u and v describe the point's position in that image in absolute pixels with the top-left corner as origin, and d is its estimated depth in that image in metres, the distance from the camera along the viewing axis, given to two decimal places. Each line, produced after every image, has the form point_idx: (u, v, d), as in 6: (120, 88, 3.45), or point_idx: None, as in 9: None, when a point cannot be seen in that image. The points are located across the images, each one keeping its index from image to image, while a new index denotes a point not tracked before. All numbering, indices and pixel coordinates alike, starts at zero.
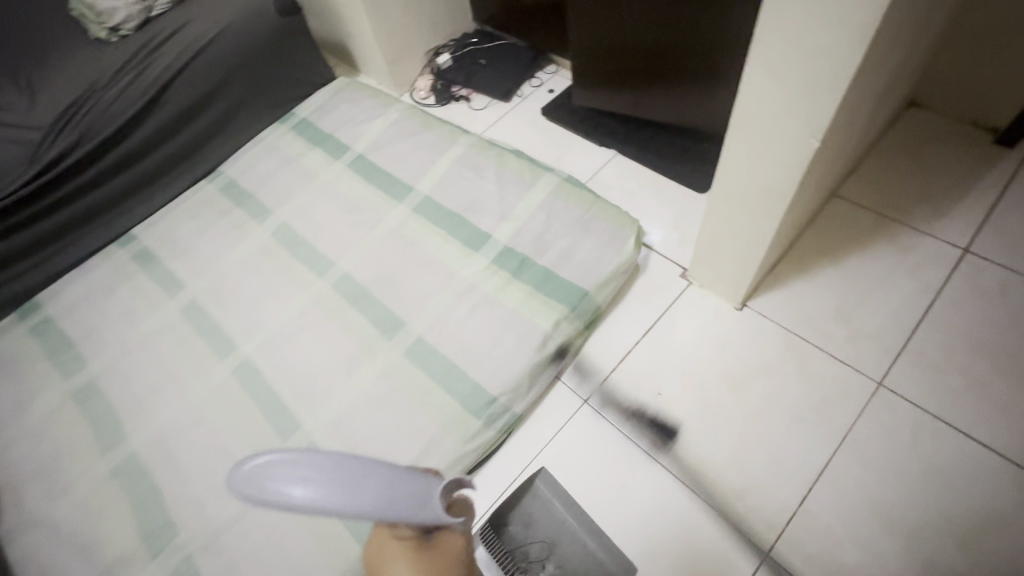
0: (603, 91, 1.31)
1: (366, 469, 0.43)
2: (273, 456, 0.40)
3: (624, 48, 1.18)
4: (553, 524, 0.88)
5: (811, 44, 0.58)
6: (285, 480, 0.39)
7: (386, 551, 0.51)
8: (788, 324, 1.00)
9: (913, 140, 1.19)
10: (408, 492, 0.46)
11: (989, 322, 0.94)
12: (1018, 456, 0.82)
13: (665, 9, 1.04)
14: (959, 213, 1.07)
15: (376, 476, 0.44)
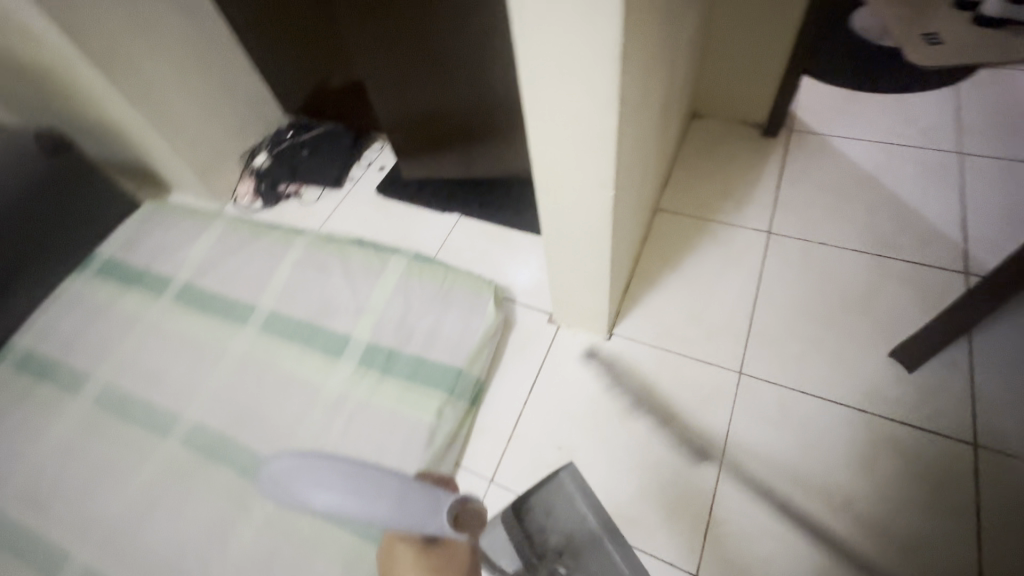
0: (430, 160, 1.33)
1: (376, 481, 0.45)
2: (289, 459, 0.46)
3: (436, 117, 1.21)
4: (573, 515, 0.91)
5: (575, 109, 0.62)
6: (307, 486, 0.45)
7: (395, 552, 0.56)
8: (654, 340, 1.06)
9: (704, 145, 1.36)
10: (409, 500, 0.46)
11: (804, 289, 1.08)
12: (861, 402, 0.93)
13: (462, 74, 1.10)
14: (756, 201, 1.23)
15: (383, 484, 0.45)
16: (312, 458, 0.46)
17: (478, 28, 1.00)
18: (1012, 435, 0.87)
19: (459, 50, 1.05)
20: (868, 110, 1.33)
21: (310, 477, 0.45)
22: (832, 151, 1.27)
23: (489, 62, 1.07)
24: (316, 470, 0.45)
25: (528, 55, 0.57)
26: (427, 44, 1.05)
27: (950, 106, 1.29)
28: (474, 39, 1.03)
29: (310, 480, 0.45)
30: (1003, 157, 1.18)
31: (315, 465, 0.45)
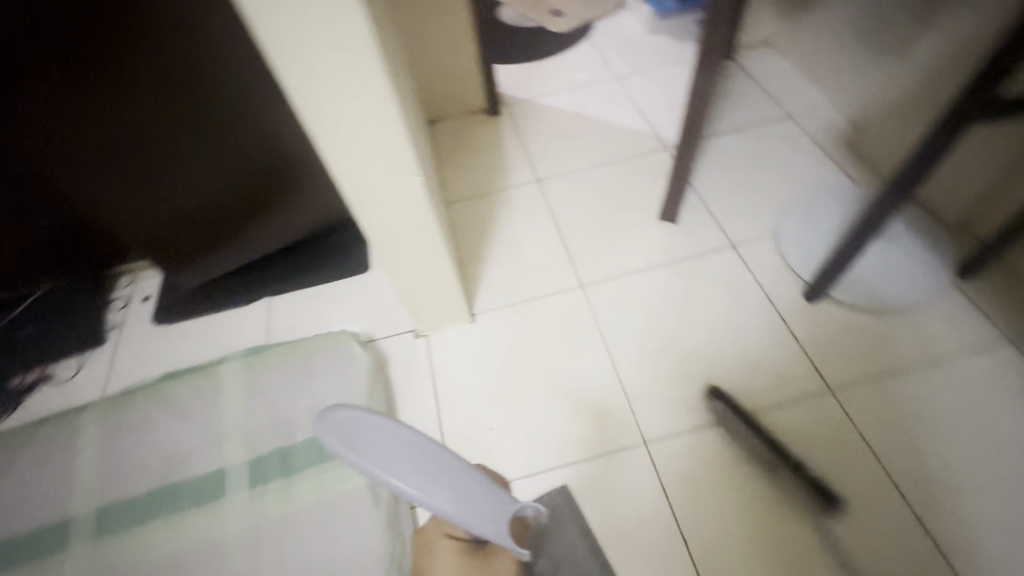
0: (223, 256, 1.19)
1: (436, 464, 0.47)
2: (361, 416, 0.47)
3: (211, 207, 1.09)
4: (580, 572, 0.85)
5: (345, 115, 0.66)
6: (372, 446, 0.46)
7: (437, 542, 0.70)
8: (510, 299, 1.15)
9: (454, 140, 1.53)
10: (462, 490, 0.47)
11: (586, 204, 1.31)
12: (666, 257, 1.18)
13: (220, 152, 1.02)
14: (517, 162, 1.44)
15: (439, 467, 0.47)
16: (379, 425, 0.47)
17: (213, 99, 0.95)
18: (750, 226, 1.21)
19: (199, 110, 0.95)
20: (549, 72, 1.68)
21: (375, 445, 0.46)
22: (544, 107, 1.57)
23: (239, 110, 0.98)
24: (381, 440, 0.46)
25: (294, 68, 0.59)
26: (164, 130, 0.96)
27: (593, 53, 1.72)
28: (215, 98, 0.94)
29: (374, 454, 0.45)
30: (642, 71, 1.63)
31: (380, 435, 0.47)
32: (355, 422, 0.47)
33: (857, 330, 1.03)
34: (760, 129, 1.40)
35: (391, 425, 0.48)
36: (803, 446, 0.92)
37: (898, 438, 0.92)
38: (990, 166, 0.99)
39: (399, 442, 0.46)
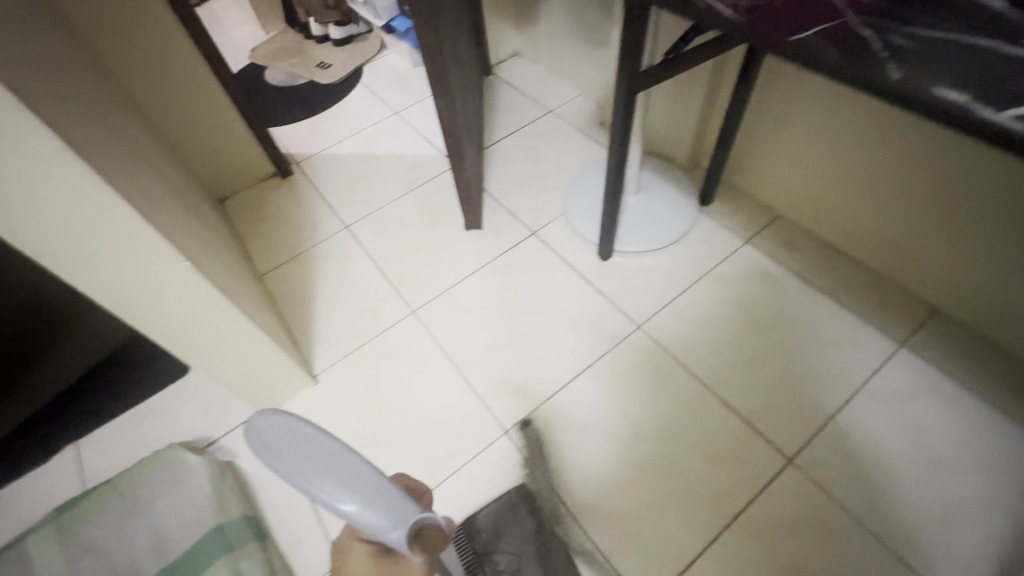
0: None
1: (358, 472, 0.37)
2: (275, 415, 0.37)
3: None
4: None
5: (60, 221, 0.59)
6: (286, 453, 0.36)
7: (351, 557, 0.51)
8: (347, 349, 1.15)
9: (250, 211, 1.47)
10: (380, 494, 0.37)
11: (397, 236, 1.35)
12: (481, 261, 1.27)
13: None
14: (320, 215, 1.43)
15: (361, 478, 0.37)
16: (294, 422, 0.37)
17: None
18: (543, 211, 1.35)
19: None
20: (330, 122, 1.70)
21: (289, 447, 0.36)
22: (334, 156, 1.59)
23: None
24: (300, 439, 0.36)
25: None
26: None
27: (368, 95, 1.78)
28: None
29: (292, 458, 0.36)
30: (417, 102, 1.73)
31: (295, 429, 0.37)
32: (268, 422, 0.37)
33: (646, 270, 1.21)
34: (531, 127, 1.57)
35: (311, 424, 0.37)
36: (632, 382, 1.04)
37: (698, 345, 1.08)
38: (691, 114, 1.24)
39: (314, 441, 0.37)
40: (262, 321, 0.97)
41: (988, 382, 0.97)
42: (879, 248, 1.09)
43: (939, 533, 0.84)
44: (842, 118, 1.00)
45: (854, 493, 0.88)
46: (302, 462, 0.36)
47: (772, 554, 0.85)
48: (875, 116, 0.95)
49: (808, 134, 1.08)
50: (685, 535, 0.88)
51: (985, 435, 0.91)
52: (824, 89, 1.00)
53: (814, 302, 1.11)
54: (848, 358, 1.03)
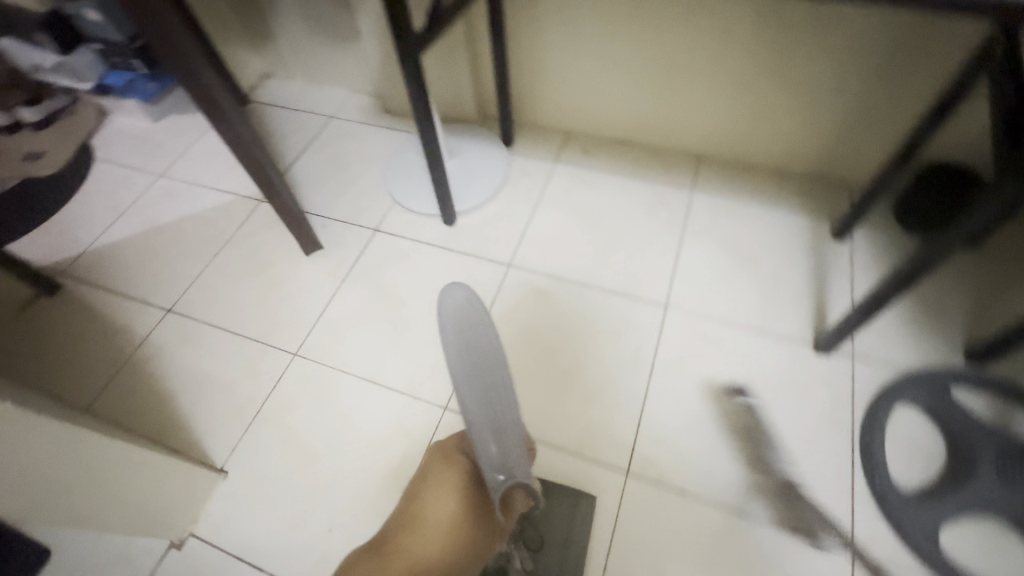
0: None
1: (499, 395, 0.59)
2: (479, 330, 0.60)
3: None
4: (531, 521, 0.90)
5: None
6: (471, 356, 0.59)
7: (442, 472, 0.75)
8: (242, 425, 1.03)
9: (28, 348, 1.17)
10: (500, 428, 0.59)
11: (235, 293, 1.22)
12: (339, 277, 1.22)
13: None
14: (129, 312, 1.21)
15: (496, 398, 0.59)
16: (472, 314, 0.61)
17: None
18: (373, 208, 1.35)
19: None
20: (81, 215, 1.42)
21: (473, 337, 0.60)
22: (109, 247, 1.34)
23: None
24: (482, 354, 0.59)
25: None
26: None
27: (115, 169, 1.52)
28: None
29: (464, 346, 0.59)
30: (180, 155, 1.52)
31: (483, 342, 0.60)
32: (461, 303, 0.62)
33: (492, 217, 1.30)
34: (321, 138, 1.52)
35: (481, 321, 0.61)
36: (528, 311, 1.14)
37: (561, 257, 1.21)
38: (463, 72, 1.34)
39: (491, 362, 0.59)
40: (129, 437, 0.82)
41: (752, 189, 1.29)
42: (649, 126, 1.36)
43: (776, 299, 1.11)
44: (581, 32, 1.21)
45: (716, 304, 1.11)
46: (472, 364, 0.58)
47: (689, 376, 1.03)
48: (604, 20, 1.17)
49: (561, 53, 1.27)
50: (626, 400, 1.01)
51: (768, 223, 1.22)
52: (555, 13, 1.19)
53: (624, 187, 1.33)
54: (666, 215, 1.26)
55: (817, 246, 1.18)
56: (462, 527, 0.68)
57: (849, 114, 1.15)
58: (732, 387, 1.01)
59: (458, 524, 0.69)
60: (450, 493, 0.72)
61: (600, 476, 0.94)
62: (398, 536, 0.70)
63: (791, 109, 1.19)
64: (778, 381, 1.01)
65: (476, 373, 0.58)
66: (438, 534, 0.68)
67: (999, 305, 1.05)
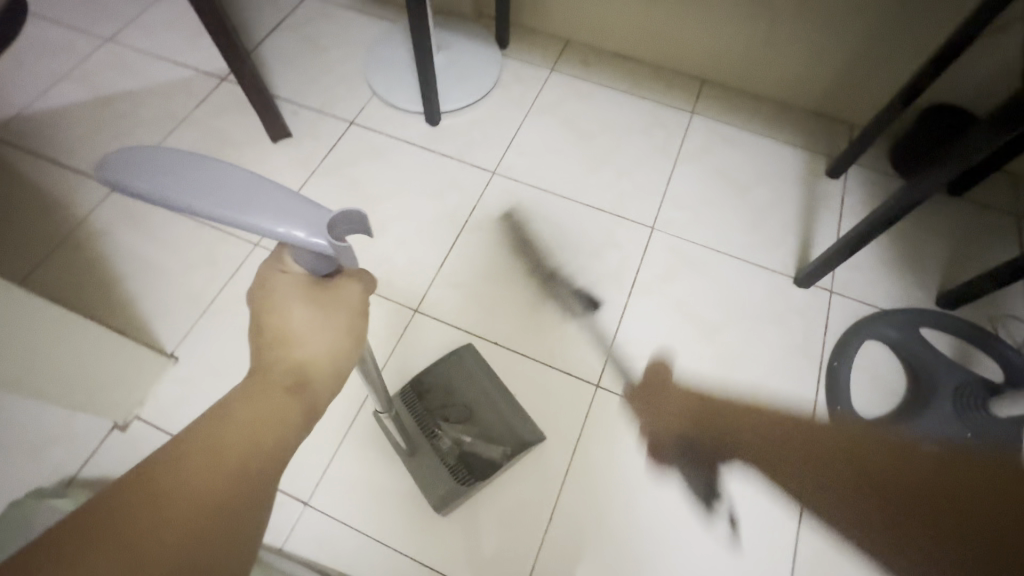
0: None
1: (247, 189, 0.39)
2: (144, 157, 0.39)
3: None
4: (458, 395, 0.89)
5: None
6: (177, 179, 0.38)
7: (270, 300, 0.43)
8: (196, 310, 0.96)
9: None
10: (311, 212, 0.40)
11: None
12: (309, 169, 1.13)
13: None
14: (70, 187, 1.09)
15: (273, 199, 0.39)
16: (179, 155, 0.39)
17: None
18: (350, 99, 1.23)
19: None
20: (13, 76, 1.25)
21: (164, 169, 0.38)
22: (46, 114, 1.19)
23: None
24: (191, 167, 0.39)
25: None
26: None
27: (55, 28, 1.33)
28: None
29: (189, 179, 0.38)
30: (130, 21, 1.34)
31: (191, 162, 0.39)
32: (150, 160, 0.39)
33: (478, 121, 1.21)
34: (294, 17, 1.36)
35: (190, 153, 0.40)
36: (510, 221, 1.08)
37: (550, 169, 1.15)
38: None
39: (223, 172, 0.39)
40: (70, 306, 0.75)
41: (753, 119, 1.23)
42: (652, 40, 1.26)
43: (763, 231, 1.08)
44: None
45: (704, 229, 1.08)
46: (183, 189, 0.38)
47: (669, 298, 1.01)
48: None
49: None
50: (604, 317, 0.98)
51: (765, 155, 1.18)
52: None
53: (622, 103, 1.25)
54: (662, 135, 1.20)
55: (811, 182, 1.15)
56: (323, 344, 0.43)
57: (865, 42, 1.08)
58: (710, 313, 1.00)
59: (323, 324, 0.43)
60: (298, 306, 0.43)
61: (572, 388, 0.92)
62: (263, 340, 0.44)
63: (808, 31, 1.10)
64: (756, 309, 1.00)
65: (197, 185, 0.38)
66: (308, 347, 0.43)
67: (978, 252, 1.05)
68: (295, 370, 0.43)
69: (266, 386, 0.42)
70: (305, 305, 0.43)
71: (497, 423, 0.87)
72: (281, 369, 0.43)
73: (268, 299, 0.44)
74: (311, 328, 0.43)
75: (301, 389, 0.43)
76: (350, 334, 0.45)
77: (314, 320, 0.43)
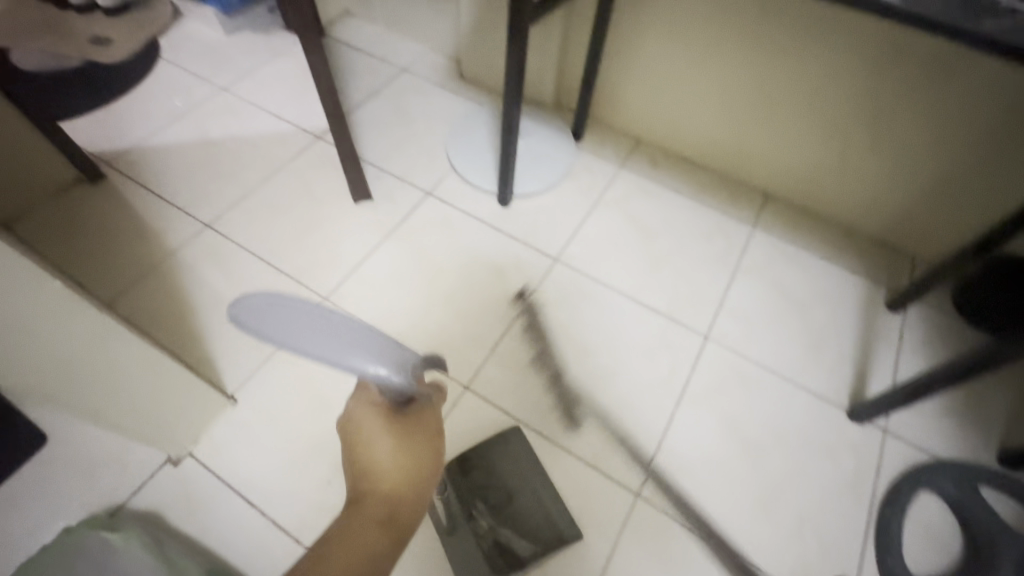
0: None
1: (340, 329, 0.46)
2: (251, 301, 0.44)
3: None
4: (501, 474, 0.92)
5: None
6: (281, 321, 0.43)
7: (363, 425, 0.58)
8: (262, 355, 1.01)
9: (60, 230, 1.15)
10: (384, 351, 0.47)
11: (277, 225, 1.19)
12: (384, 231, 1.20)
13: None
14: (168, 219, 1.19)
15: (359, 338, 0.46)
16: (276, 300, 0.45)
17: None
18: (431, 171, 1.31)
19: None
20: (137, 111, 1.39)
21: (277, 314, 0.43)
22: (159, 149, 1.31)
23: None
24: (292, 311, 0.44)
25: None
26: None
27: (179, 73, 1.49)
28: None
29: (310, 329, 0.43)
30: (245, 74, 1.49)
31: (288, 305, 0.45)
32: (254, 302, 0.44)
33: (548, 207, 1.27)
34: (390, 87, 1.49)
35: (294, 300, 0.45)
36: (566, 310, 1.11)
37: (611, 262, 1.18)
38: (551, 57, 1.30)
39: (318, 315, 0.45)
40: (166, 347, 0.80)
41: (815, 239, 1.25)
42: (718, 151, 1.32)
43: (820, 357, 1.08)
44: (685, 33, 1.15)
45: (757, 344, 1.08)
46: (288, 330, 0.43)
47: (717, 412, 1.00)
48: (713, 34, 1.12)
49: (657, 59, 1.23)
50: (651, 422, 0.98)
51: (826, 278, 1.19)
52: (664, 17, 1.15)
53: (687, 207, 1.29)
54: (724, 245, 1.23)
55: (872, 312, 1.15)
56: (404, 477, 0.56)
57: (939, 182, 1.10)
58: (758, 434, 0.98)
59: (402, 454, 0.57)
60: (382, 440, 0.57)
61: (610, 494, 0.91)
62: (355, 466, 0.57)
63: (882, 166, 1.14)
64: (804, 438, 0.98)
65: (300, 327, 0.43)
66: (398, 473, 0.56)
67: None
68: (387, 504, 0.55)
69: (365, 513, 0.54)
70: (392, 437, 0.57)
71: (534, 506, 0.89)
72: (377, 504, 0.54)
73: (358, 451, 0.58)
74: (392, 459, 0.56)
75: (391, 521, 0.54)
76: (421, 465, 0.57)
77: (395, 447, 0.57)
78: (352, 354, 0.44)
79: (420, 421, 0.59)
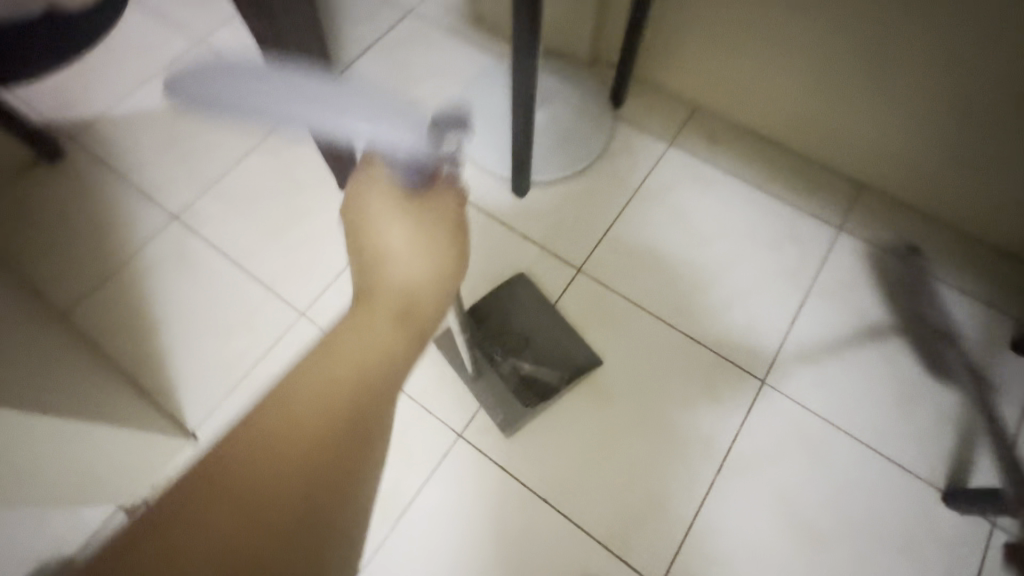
0: None
1: (332, 96, 0.40)
2: (223, 85, 0.41)
3: None
4: (523, 323, 0.91)
5: None
6: (260, 85, 0.41)
7: (365, 212, 0.44)
8: (227, 385, 0.89)
9: (16, 220, 1.02)
10: (389, 114, 0.41)
11: (250, 218, 1.02)
12: None
13: None
14: (131, 209, 1.03)
15: (360, 99, 0.41)
16: (253, 74, 0.41)
17: None
18: None
19: None
20: (102, 68, 1.20)
21: (252, 82, 0.41)
22: (125, 119, 1.14)
23: None
24: (273, 79, 0.41)
25: None
26: None
27: (149, 17, 1.27)
28: None
29: (277, 78, 0.41)
30: (224, 20, 1.26)
31: (263, 84, 0.41)
32: (228, 83, 0.41)
33: (574, 199, 1.02)
34: (390, 37, 1.22)
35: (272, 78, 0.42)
36: (589, 340, 0.91)
37: (646, 277, 0.95)
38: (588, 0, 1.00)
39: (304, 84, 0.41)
40: (83, 408, 0.68)
41: (915, 248, 0.97)
42: (797, 125, 1.01)
43: (902, 417, 0.85)
44: None
45: (823, 395, 0.87)
46: (273, 89, 0.41)
47: (769, 485, 0.82)
48: None
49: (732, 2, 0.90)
50: (675, 493, 0.82)
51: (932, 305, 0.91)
52: None
53: (752, 202, 1.01)
54: (795, 257, 0.96)
55: (988, 358, 0.88)
56: (420, 287, 0.44)
57: None
58: (809, 516, 0.80)
59: (421, 245, 0.44)
60: (391, 224, 0.44)
61: None
62: (362, 261, 0.45)
63: None
64: (871, 524, 0.79)
65: (282, 98, 0.40)
66: (417, 280, 0.44)
67: None
68: (404, 301, 0.43)
69: (374, 314, 0.42)
70: (405, 216, 0.44)
71: (558, 322, 0.91)
72: (389, 295, 0.43)
73: (364, 226, 0.44)
74: (407, 246, 0.43)
75: (406, 318, 0.43)
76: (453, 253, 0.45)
77: (408, 229, 0.44)
78: (343, 95, 0.41)
79: (434, 204, 0.45)
